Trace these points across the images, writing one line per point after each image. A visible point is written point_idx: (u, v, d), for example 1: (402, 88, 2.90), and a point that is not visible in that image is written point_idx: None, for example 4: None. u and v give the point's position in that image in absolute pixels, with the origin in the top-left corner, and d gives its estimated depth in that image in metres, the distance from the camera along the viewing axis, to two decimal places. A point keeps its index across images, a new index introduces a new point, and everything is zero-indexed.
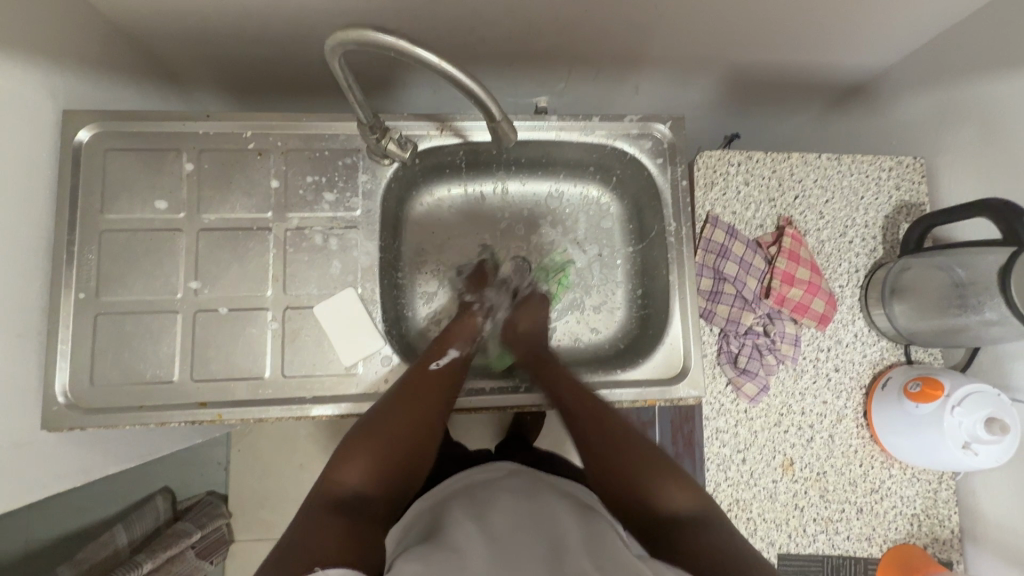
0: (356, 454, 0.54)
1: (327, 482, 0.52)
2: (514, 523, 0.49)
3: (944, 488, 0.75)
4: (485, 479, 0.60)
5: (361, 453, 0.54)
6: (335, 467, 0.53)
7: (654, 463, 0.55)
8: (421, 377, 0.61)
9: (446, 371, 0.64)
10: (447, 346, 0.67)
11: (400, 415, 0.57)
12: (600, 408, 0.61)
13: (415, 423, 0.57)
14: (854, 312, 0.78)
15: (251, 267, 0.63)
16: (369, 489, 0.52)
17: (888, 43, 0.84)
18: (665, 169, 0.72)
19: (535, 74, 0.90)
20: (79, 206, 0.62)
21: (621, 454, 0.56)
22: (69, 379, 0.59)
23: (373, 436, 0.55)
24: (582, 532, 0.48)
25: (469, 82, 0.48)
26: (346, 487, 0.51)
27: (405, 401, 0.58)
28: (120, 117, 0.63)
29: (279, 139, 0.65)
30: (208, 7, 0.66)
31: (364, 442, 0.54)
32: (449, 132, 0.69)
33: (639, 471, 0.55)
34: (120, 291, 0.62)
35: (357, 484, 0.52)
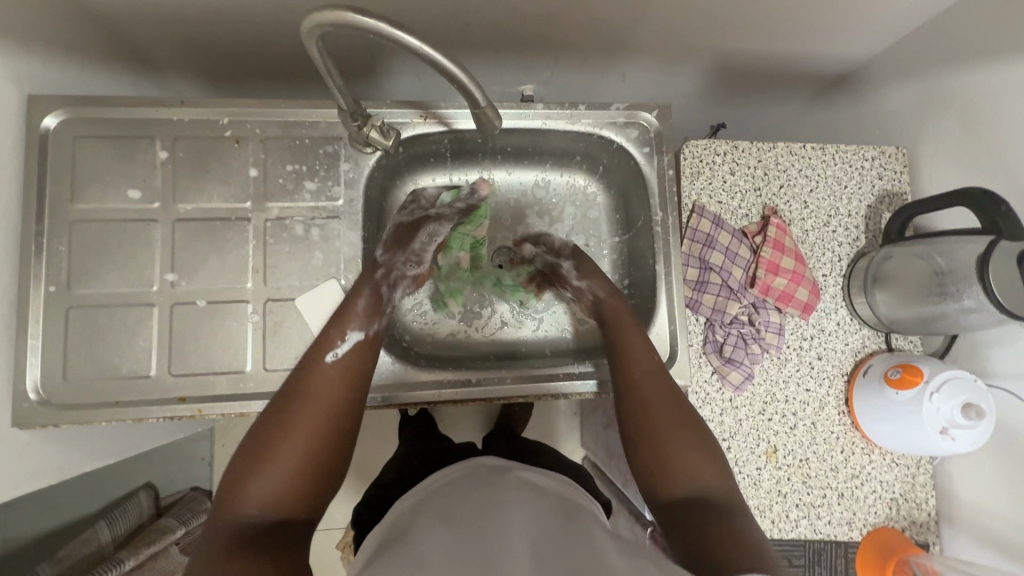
0: (256, 470, 0.48)
1: (224, 509, 0.46)
2: (493, 518, 0.48)
3: (922, 472, 0.77)
4: (466, 476, 0.59)
5: (269, 459, 0.48)
6: (231, 493, 0.47)
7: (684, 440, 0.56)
8: (318, 375, 0.54)
9: (343, 361, 0.56)
10: (343, 329, 0.58)
11: (300, 421, 0.51)
12: (659, 379, 0.61)
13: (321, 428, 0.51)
14: (837, 301, 0.79)
15: (230, 259, 0.62)
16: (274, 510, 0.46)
17: (872, 33, 0.84)
18: (652, 158, 0.72)
19: (520, 61, 0.89)
20: (48, 196, 0.59)
21: (662, 421, 0.58)
22: (41, 374, 0.57)
23: (273, 454, 0.48)
24: (561, 530, 0.48)
25: (453, 68, 0.46)
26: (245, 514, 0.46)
27: (303, 404, 0.52)
28: (89, 103, 0.61)
29: (257, 126, 0.63)
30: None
31: (267, 460, 0.48)
32: (433, 120, 0.68)
33: (674, 440, 0.56)
34: (93, 284, 0.59)
35: (266, 499, 0.47)
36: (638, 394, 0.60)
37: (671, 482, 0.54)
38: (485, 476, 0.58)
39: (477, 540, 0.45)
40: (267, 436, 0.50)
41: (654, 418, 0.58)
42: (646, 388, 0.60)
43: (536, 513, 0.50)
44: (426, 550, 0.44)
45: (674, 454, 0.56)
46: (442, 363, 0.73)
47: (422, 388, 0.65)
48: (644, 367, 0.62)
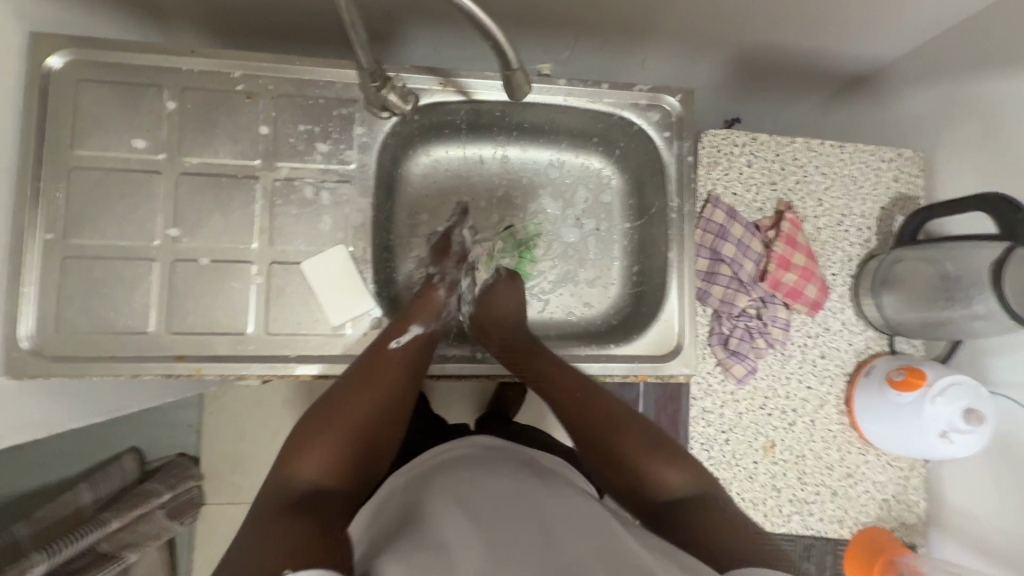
0: (310, 442, 0.51)
1: (282, 473, 0.49)
2: (498, 505, 0.48)
3: (915, 475, 0.78)
4: (466, 454, 0.58)
5: (318, 439, 0.51)
6: (286, 460, 0.50)
7: (641, 448, 0.54)
8: (381, 359, 0.58)
9: (408, 349, 0.60)
10: (409, 322, 0.62)
11: (359, 400, 0.54)
12: (579, 393, 0.59)
13: (378, 408, 0.55)
14: (844, 300, 0.79)
15: (235, 218, 0.60)
16: (327, 480, 0.50)
17: (899, 32, 0.83)
18: (672, 144, 0.71)
19: (540, 38, 0.87)
20: (48, 140, 0.57)
21: (605, 436, 0.56)
22: (33, 324, 0.56)
23: (329, 427, 0.52)
24: (567, 516, 0.47)
25: (487, 22, 0.44)
26: (300, 482, 0.49)
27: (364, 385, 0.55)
28: (95, 45, 0.58)
29: (270, 83, 0.61)
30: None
31: (323, 432, 0.52)
32: (452, 89, 0.66)
33: (625, 449, 0.54)
34: (91, 234, 0.57)
35: (311, 476, 0.49)
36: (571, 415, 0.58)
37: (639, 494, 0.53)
38: (483, 453, 0.57)
39: (490, 527, 0.45)
40: (323, 413, 0.53)
41: (597, 435, 0.56)
42: (572, 408, 0.58)
43: (542, 498, 0.49)
44: (436, 538, 0.44)
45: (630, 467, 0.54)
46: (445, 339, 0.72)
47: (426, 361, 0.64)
48: (561, 386, 0.60)
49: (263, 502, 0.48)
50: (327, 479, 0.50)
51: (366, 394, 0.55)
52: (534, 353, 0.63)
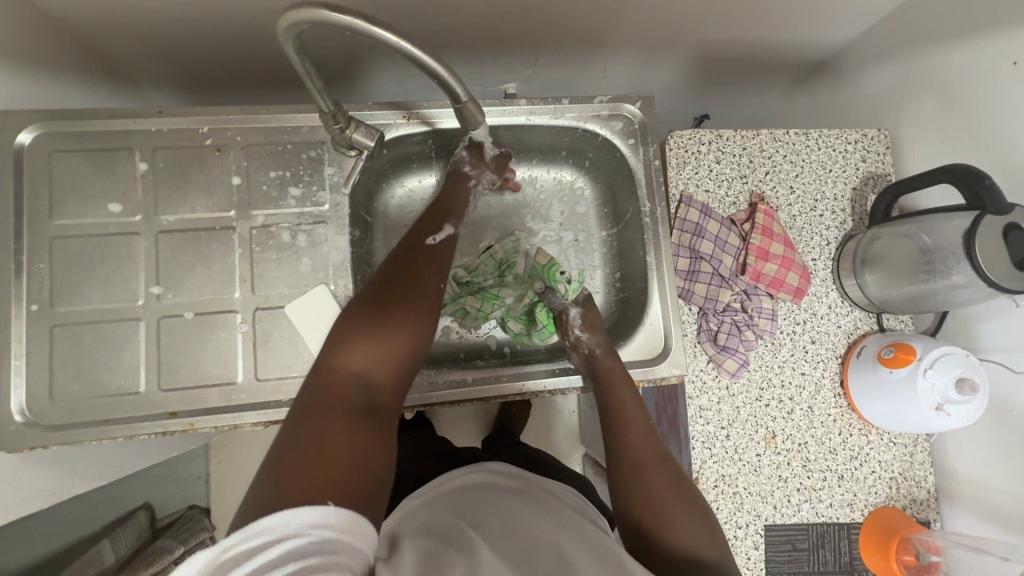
0: (356, 334, 0.51)
1: (333, 361, 0.49)
2: (510, 531, 0.48)
3: (920, 450, 0.77)
4: (475, 482, 0.58)
5: (371, 330, 0.51)
6: (336, 347, 0.50)
7: (685, 508, 0.54)
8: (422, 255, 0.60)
9: (443, 246, 0.62)
10: (442, 222, 0.65)
11: (408, 302, 0.54)
12: (655, 437, 0.60)
13: (427, 316, 0.55)
14: (827, 284, 0.80)
15: (216, 269, 0.61)
16: (374, 375, 0.49)
17: (848, 17, 0.85)
18: (637, 150, 0.72)
19: (502, 60, 0.89)
20: (27, 213, 0.58)
21: (657, 478, 0.56)
22: (26, 396, 0.56)
23: (378, 329, 0.51)
24: (583, 545, 0.47)
25: (431, 62, 0.46)
26: (348, 368, 0.49)
27: (411, 289, 0.55)
28: (65, 116, 0.60)
29: (239, 134, 0.63)
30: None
31: (376, 325, 0.51)
32: (416, 120, 0.67)
33: (667, 497, 0.54)
34: (76, 300, 0.58)
35: (364, 369, 0.49)
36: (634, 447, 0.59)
37: (663, 541, 0.51)
38: (500, 482, 0.58)
39: (500, 546, 0.45)
40: (375, 305, 0.53)
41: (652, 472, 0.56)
42: (640, 443, 0.59)
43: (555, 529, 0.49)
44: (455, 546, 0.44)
45: (664, 512, 0.53)
46: (436, 365, 0.72)
47: (417, 391, 0.64)
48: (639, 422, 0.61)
49: (317, 392, 0.47)
50: (378, 376, 0.49)
51: (419, 305, 0.55)
52: (625, 385, 0.63)
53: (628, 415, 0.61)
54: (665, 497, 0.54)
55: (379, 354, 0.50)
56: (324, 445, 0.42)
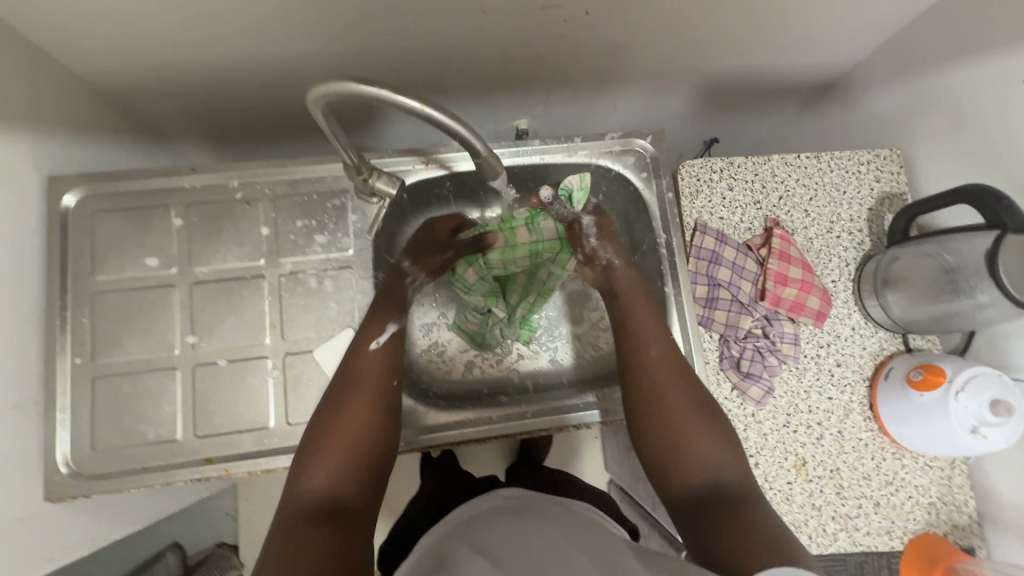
0: (319, 453, 0.52)
1: (292, 494, 0.50)
2: (527, 547, 0.49)
3: (958, 473, 0.75)
4: (492, 511, 0.60)
5: (324, 454, 0.52)
6: (301, 471, 0.51)
7: (704, 429, 0.57)
8: (359, 360, 0.59)
9: (386, 349, 0.61)
10: (383, 322, 0.63)
11: (352, 411, 0.55)
12: (671, 359, 0.62)
13: (373, 415, 0.56)
14: (850, 305, 0.79)
15: (247, 316, 0.63)
16: (339, 489, 0.50)
17: (853, 42, 0.86)
18: (650, 183, 0.74)
19: (514, 99, 0.92)
20: (71, 270, 0.61)
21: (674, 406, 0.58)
22: (69, 447, 0.58)
23: (329, 447, 0.52)
24: (585, 551, 0.49)
25: (454, 124, 0.48)
26: (314, 490, 0.49)
27: (360, 394, 0.56)
28: (106, 178, 0.63)
29: (267, 187, 0.66)
30: (180, 53, 0.67)
31: (334, 440, 0.52)
32: (434, 164, 0.70)
33: (687, 424, 0.57)
34: (116, 352, 0.61)
35: (325, 488, 0.50)
36: (649, 377, 0.61)
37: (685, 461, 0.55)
38: (513, 504, 0.60)
39: (510, 556, 0.47)
40: (320, 430, 0.54)
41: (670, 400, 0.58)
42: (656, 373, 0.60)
43: (564, 539, 0.51)
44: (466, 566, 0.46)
45: (683, 437, 0.56)
46: (461, 403, 0.73)
47: (444, 429, 0.65)
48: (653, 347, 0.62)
49: (281, 526, 0.47)
50: (339, 490, 0.50)
51: (363, 407, 0.55)
52: (643, 310, 0.65)
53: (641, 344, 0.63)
54: (683, 422, 0.57)
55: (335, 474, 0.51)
56: (301, 558, 0.42)
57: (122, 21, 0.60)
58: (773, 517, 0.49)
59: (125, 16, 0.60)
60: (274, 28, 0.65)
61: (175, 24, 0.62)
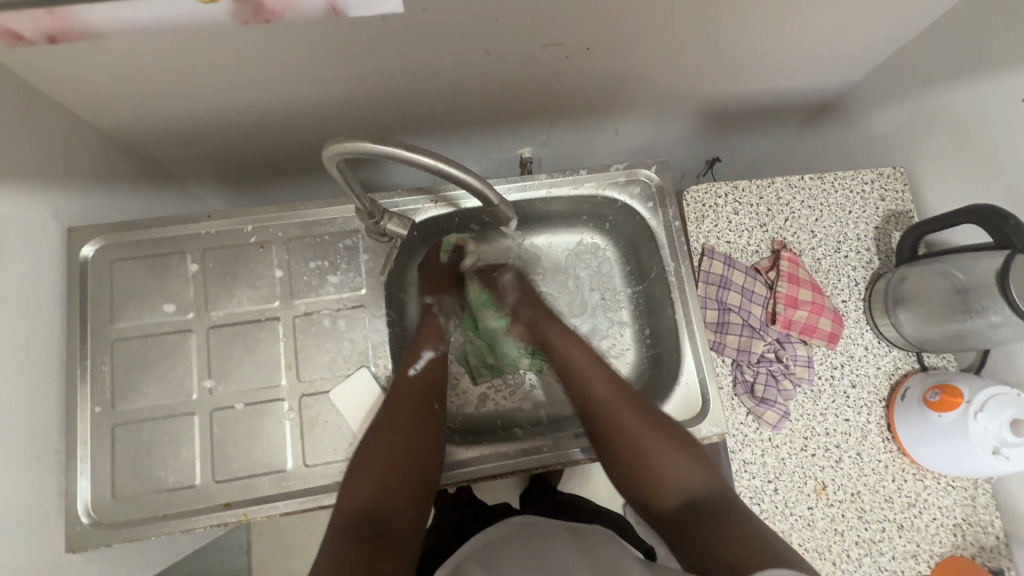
0: (362, 477, 0.56)
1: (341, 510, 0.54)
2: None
3: (981, 493, 0.74)
4: (506, 542, 0.61)
5: (366, 476, 0.56)
6: (347, 489, 0.56)
7: (666, 449, 0.60)
8: (403, 387, 0.64)
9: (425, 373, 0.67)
10: (421, 349, 0.69)
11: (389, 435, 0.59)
12: (622, 396, 0.66)
13: (413, 435, 0.61)
14: (861, 325, 0.79)
15: (263, 359, 0.64)
16: (384, 506, 0.54)
17: (850, 64, 0.87)
18: (657, 212, 0.75)
19: (517, 130, 0.93)
20: (90, 319, 0.63)
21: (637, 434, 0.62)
22: (90, 496, 0.59)
23: (371, 463, 0.57)
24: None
25: (470, 177, 0.51)
26: (359, 508, 0.54)
27: (399, 416, 0.61)
28: (123, 227, 0.65)
29: (280, 230, 0.67)
30: (192, 101, 0.69)
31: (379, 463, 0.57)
32: (443, 202, 0.71)
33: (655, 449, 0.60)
34: (135, 399, 0.62)
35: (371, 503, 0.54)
36: (610, 414, 0.64)
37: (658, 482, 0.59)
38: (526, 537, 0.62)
39: None
40: (364, 450, 0.58)
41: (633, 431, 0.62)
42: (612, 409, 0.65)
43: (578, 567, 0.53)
44: None
45: (647, 460, 0.60)
46: (476, 436, 0.73)
47: (460, 466, 0.65)
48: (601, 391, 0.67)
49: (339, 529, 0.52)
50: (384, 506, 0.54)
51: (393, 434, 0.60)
52: (577, 347, 0.71)
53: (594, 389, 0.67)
54: (647, 445, 0.61)
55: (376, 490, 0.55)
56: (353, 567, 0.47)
57: (137, 77, 0.62)
58: (748, 520, 0.52)
59: (141, 72, 0.61)
60: (284, 75, 0.67)
61: (188, 77, 0.64)
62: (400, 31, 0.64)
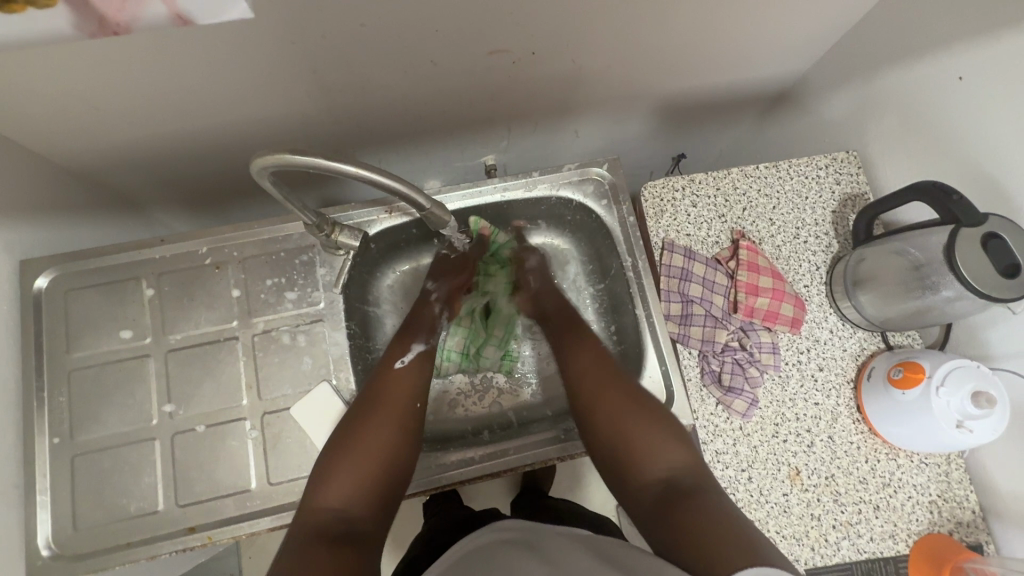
0: (333, 475, 0.56)
1: (309, 508, 0.53)
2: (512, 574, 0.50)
3: (955, 468, 0.74)
4: (495, 539, 0.62)
5: (338, 476, 0.56)
6: (316, 487, 0.55)
7: (649, 431, 0.60)
8: (393, 385, 0.65)
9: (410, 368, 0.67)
10: (410, 341, 0.71)
11: (369, 437, 0.59)
12: (606, 377, 0.66)
13: (394, 439, 0.60)
14: (825, 308, 0.79)
15: (223, 379, 0.64)
16: (353, 509, 0.54)
17: (797, 53, 0.89)
18: (612, 209, 0.79)
19: (478, 138, 0.94)
20: (47, 350, 0.62)
21: (617, 418, 0.62)
22: (51, 529, 0.58)
23: (343, 467, 0.56)
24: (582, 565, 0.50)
25: (399, 185, 0.52)
26: (329, 507, 0.53)
27: (375, 423, 0.60)
28: (77, 257, 0.65)
29: (235, 249, 0.67)
30: (142, 126, 0.69)
31: (349, 453, 0.57)
32: (397, 212, 0.72)
33: (636, 429, 0.61)
34: (94, 428, 0.61)
35: (339, 505, 0.54)
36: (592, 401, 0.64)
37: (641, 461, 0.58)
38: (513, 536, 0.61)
39: None
40: (342, 446, 0.58)
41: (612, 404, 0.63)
42: (597, 390, 0.65)
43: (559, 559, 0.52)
44: None
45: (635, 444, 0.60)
46: (446, 444, 0.73)
47: (429, 473, 0.65)
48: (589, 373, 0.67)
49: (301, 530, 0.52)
50: (352, 508, 0.54)
51: (377, 433, 0.59)
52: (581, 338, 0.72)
53: (580, 374, 0.68)
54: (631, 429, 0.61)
55: (347, 492, 0.55)
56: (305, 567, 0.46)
57: (84, 105, 0.62)
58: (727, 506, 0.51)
59: (89, 102, 0.62)
60: (232, 97, 0.68)
61: (137, 104, 0.64)
62: (343, 46, 0.64)
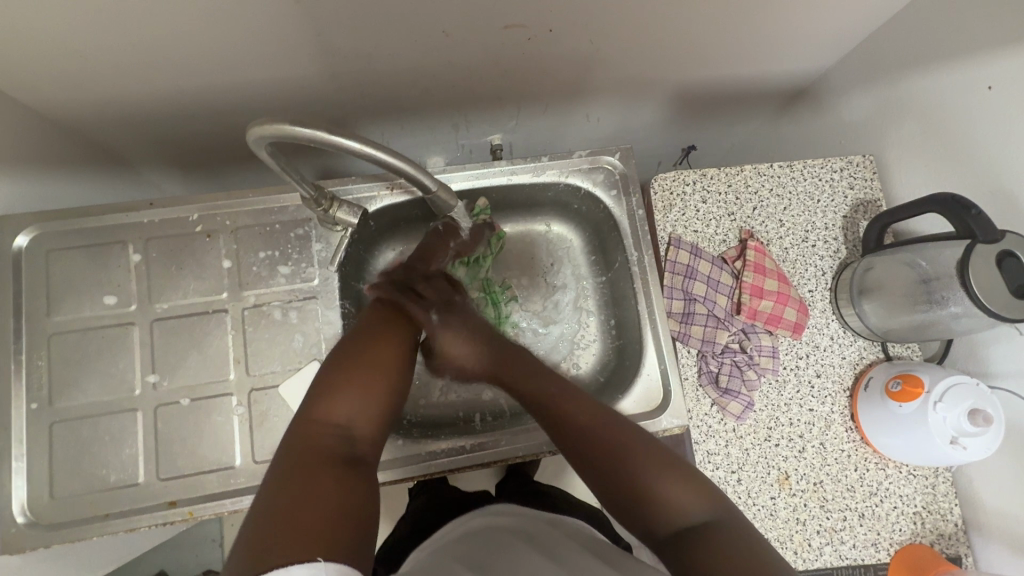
0: (344, 390, 0.51)
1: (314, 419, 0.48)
2: (509, 564, 0.50)
3: (941, 481, 0.74)
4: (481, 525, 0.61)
5: (348, 393, 0.51)
6: (321, 400, 0.50)
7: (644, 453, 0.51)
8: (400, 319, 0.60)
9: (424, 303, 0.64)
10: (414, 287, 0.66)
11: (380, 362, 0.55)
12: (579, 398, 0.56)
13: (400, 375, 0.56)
14: (827, 315, 0.78)
15: (211, 351, 0.62)
16: (357, 433, 0.50)
17: (819, 50, 0.86)
18: (620, 200, 0.77)
19: (486, 116, 0.91)
20: (26, 312, 0.60)
21: (605, 442, 0.52)
22: (27, 497, 0.56)
23: (353, 382, 0.52)
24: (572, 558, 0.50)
25: (406, 166, 0.49)
26: (335, 424, 0.49)
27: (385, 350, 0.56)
28: (60, 217, 0.62)
29: (228, 219, 0.64)
30: (133, 82, 0.65)
31: (361, 378, 0.53)
32: (399, 190, 0.70)
33: (628, 452, 0.52)
34: (73, 396, 0.59)
35: (345, 425, 0.50)
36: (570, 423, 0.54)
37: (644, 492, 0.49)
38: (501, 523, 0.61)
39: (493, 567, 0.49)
40: (352, 362, 0.54)
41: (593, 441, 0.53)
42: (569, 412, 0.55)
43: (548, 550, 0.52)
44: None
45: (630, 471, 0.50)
46: (436, 430, 0.72)
47: (417, 459, 0.65)
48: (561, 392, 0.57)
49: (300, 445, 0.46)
50: (356, 433, 0.50)
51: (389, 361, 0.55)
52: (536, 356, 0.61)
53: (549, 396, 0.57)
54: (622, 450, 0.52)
55: (355, 411, 0.51)
56: (310, 494, 0.41)
57: (69, 56, 0.59)
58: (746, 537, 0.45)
59: (77, 52, 0.58)
60: (230, 58, 0.64)
61: (127, 58, 0.61)
62: (349, 10, 0.61)
